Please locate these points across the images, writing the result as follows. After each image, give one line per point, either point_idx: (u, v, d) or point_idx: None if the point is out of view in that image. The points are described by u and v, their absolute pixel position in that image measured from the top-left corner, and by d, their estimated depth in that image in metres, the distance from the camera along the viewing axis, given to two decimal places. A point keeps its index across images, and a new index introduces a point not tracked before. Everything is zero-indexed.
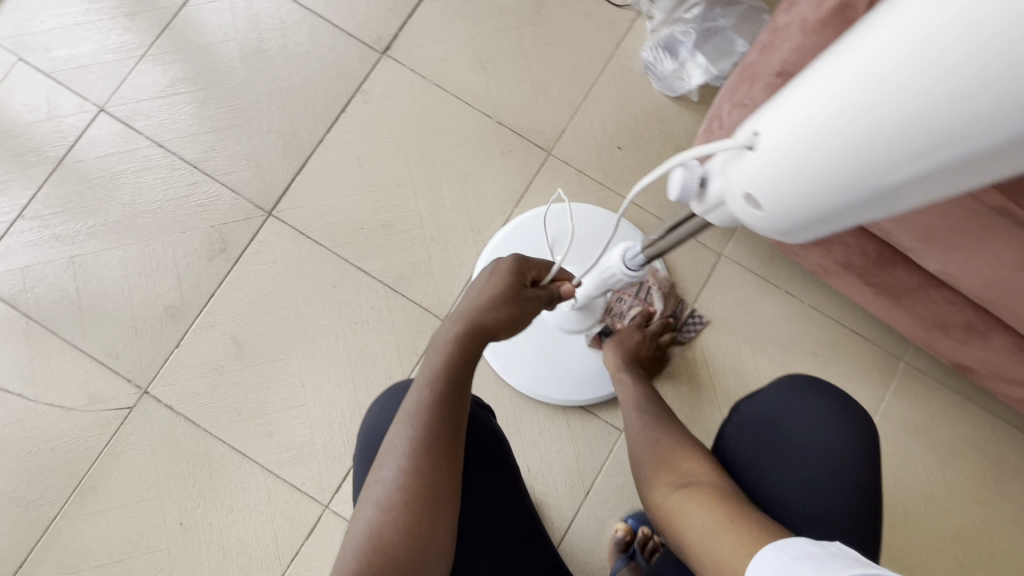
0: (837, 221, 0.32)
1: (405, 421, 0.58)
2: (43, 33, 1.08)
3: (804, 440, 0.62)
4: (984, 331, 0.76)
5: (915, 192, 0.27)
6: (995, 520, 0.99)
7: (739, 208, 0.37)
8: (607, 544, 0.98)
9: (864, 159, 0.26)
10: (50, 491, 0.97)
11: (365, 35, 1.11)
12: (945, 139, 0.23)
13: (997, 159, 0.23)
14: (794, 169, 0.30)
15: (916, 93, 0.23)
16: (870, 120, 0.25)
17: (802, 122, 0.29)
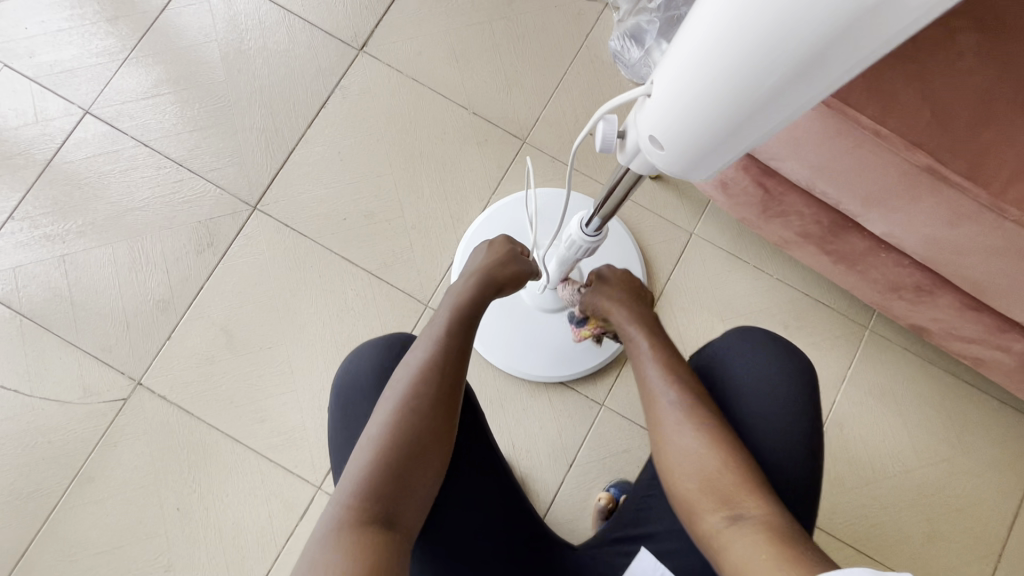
0: (728, 147, 0.39)
1: (407, 367, 0.62)
2: (27, 39, 1.11)
3: (750, 385, 0.66)
4: (932, 290, 0.80)
5: (779, 110, 0.34)
6: (959, 476, 1.04)
7: (654, 149, 0.43)
8: (591, 513, 1.02)
9: (721, 93, 0.34)
10: (49, 483, 1.00)
11: (343, 33, 1.15)
12: (765, 69, 0.31)
13: (823, 73, 0.30)
14: (687, 105, 0.37)
15: (741, 38, 0.30)
16: (730, 55, 0.32)
17: (684, 67, 0.35)
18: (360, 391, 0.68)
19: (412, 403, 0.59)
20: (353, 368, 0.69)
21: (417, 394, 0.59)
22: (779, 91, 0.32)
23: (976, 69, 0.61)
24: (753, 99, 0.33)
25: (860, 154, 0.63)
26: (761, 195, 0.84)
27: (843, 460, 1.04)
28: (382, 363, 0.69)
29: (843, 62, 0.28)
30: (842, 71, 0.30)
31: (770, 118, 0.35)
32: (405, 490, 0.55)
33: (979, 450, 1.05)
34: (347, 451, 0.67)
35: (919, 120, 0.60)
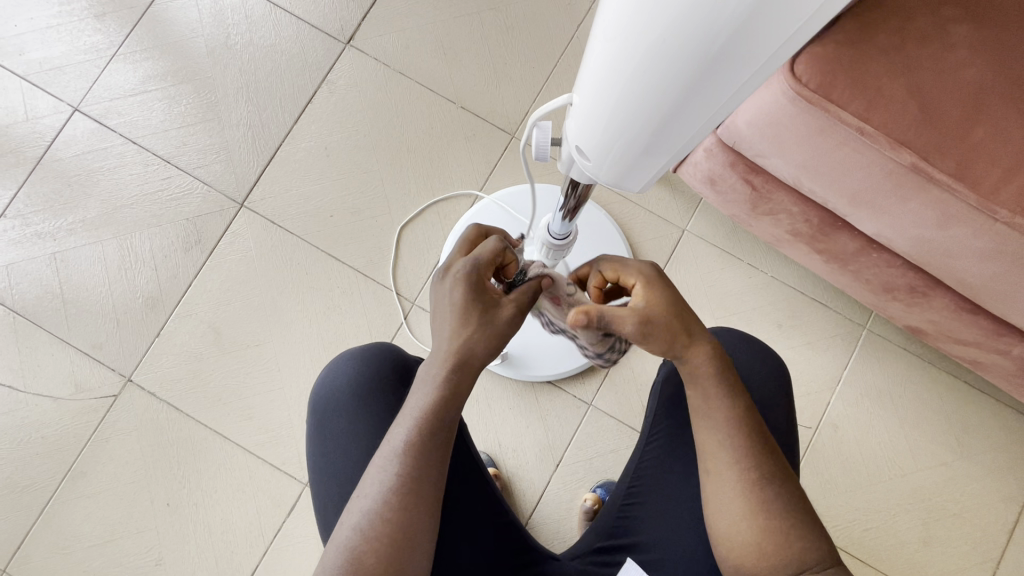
0: (658, 149, 0.38)
1: (389, 453, 0.56)
2: (17, 36, 1.11)
3: None
4: (927, 291, 0.77)
5: (703, 108, 0.33)
6: (958, 480, 1.01)
7: (585, 160, 0.42)
8: (577, 514, 1.01)
9: (638, 97, 0.33)
10: (42, 477, 1.01)
11: (329, 26, 1.14)
12: (674, 68, 0.30)
13: (740, 64, 0.29)
14: (609, 113, 0.36)
15: (644, 42, 0.29)
16: (639, 60, 0.31)
17: (596, 76, 0.35)
18: (338, 406, 0.67)
19: (400, 482, 0.54)
20: (329, 382, 0.68)
21: (397, 480, 0.54)
22: (697, 88, 0.31)
23: (971, 60, 0.58)
24: (672, 100, 0.32)
25: (844, 152, 0.61)
26: (749, 193, 0.81)
27: (837, 464, 1.01)
28: (360, 377, 0.68)
29: (759, 51, 0.27)
30: (758, 62, 0.29)
31: (694, 117, 0.34)
32: (397, 558, 0.53)
33: (980, 454, 1.02)
34: (324, 468, 0.66)
35: (907, 115, 0.57)
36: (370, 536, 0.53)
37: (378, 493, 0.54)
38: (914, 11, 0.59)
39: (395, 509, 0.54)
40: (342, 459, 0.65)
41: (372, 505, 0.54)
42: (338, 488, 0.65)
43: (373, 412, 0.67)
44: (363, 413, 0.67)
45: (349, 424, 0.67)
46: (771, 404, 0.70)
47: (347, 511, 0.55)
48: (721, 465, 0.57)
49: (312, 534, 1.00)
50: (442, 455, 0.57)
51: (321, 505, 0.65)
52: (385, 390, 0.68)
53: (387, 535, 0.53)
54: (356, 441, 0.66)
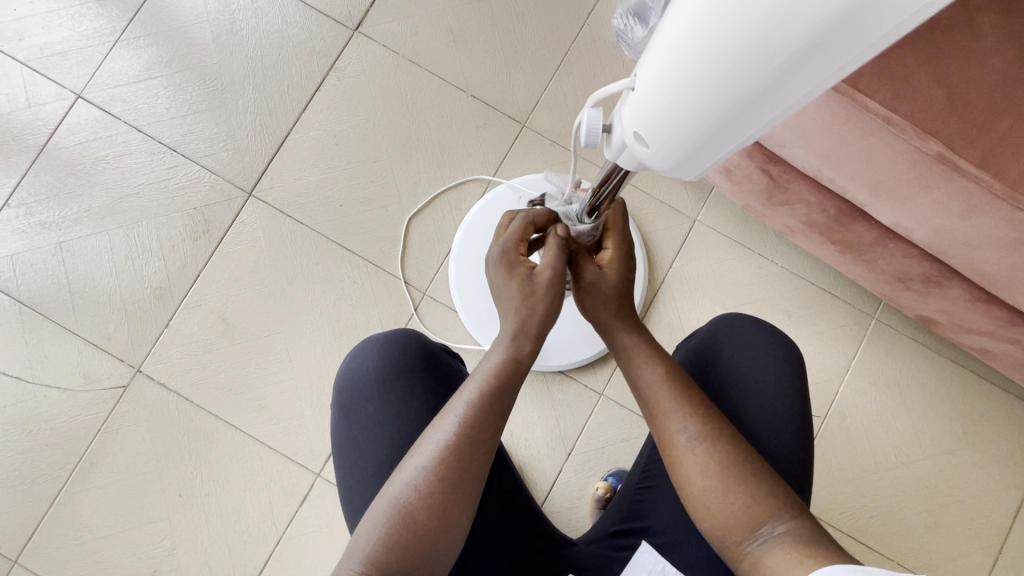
0: (720, 145, 0.37)
1: (451, 411, 0.58)
2: (17, 21, 1.09)
3: (736, 367, 0.71)
4: (942, 281, 0.78)
5: (777, 106, 0.32)
6: (962, 467, 1.03)
7: (642, 147, 0.41)
8: (589, 502, 1.01)
9: (706, 91, 0.33)
10: (53, 468, 1.01)
11: (337, 12, 1.12)
12: (754, 65, 0.29)
13: (827, 63, 0.28)
14: (673, 101, 0.35)
15: (728, 33, 0.29)
16: (720, 47, 0.30)
17: (668, 61, 0.34)
18: (363, 393, 0.67)
19: (462, 444, 0.56)
20: (354, 367, 0.68)
21: (458, 441, 0.56)
22: (780, 84, 0.30)
23: (997, 49, 0.58)
24: (746, 95, 0.31)
25: (868, 143, 0.61)
26: (766, 182, 0.81)
27: (845, 451, 1.02)
28: (385, 363, 0.68)
29: (855, 49, 0.26)
30: (840, 67, 0.28)
31: (764, 116, 0.33)
32: (445, 515, 0.55)
33: (983, 442, 1.03)
34: (350, 452, 0.66)
35: (934, 106, 0.58)
36: (425, 492, 0.55)
37: (433, 452, 0.56)
38: None
39: (450, 469, 0.56)
40: (368, 444, 0.65)
41: (427, 463, 0.56)
42: (362, 475, 0.64)
43: (400, 397, 0.67)
44: (391, 397, 0.67)
45: (374, 410, 0.66)
46: (786, 392, 0.70)
47: (404, 461, 0.57)
48: (666, 425, 0.60)
49: (325, 524, 1.00)
50: (501, 420, 0.59)
51: (346, 492, 0.65)
52: (413, 375, 0.68)
53: (438, 492, 0.55)
54: (383, 426, 0.66)
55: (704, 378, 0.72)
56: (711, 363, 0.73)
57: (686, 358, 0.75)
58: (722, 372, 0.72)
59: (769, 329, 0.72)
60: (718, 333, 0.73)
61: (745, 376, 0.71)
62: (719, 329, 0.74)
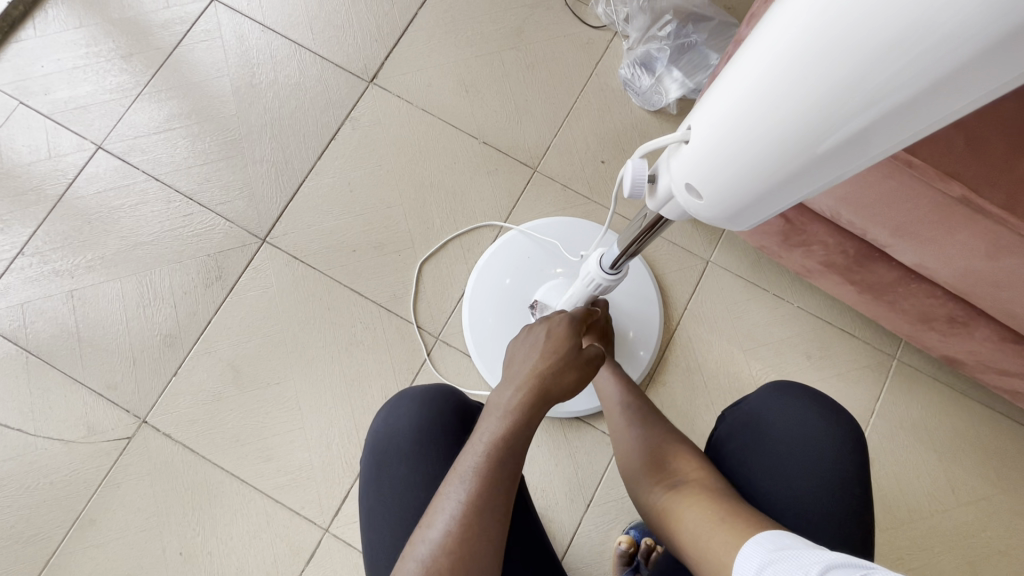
0: (771, 201, 0.37)
1: (459, 480, 0.54)
2: (44, 77, 1.13)
3: (790, 446, 0.65)
4: (968, 321, 0.76)
5: (844, 162, 0.32)
6: (999, 516, 0.98)
7: (693, 198, 0.41)
8: (611, 557, 0.96)
9: (772, 143, 0.33)
10: (49, 526, 0.97)
11: (354, 65, 1.16)
12: (828, 121, 0.29)
13: (906, 123, 0.28)
14: (734, 154, 0.35)
15: (801, 87, 0.29)
16: (791, 99, 0.30)
17: (735, 109, 0.33)
18: (396, 454, 0.65)
19: (473, 514, 0.52)
20: (386, 429, 0.66)
21: (470, 512, 0.52)
22: (852, 141, 0.30)
23: (1011, 94, 0.57)
24: (818, 148, 0.31)
25: (892, 182, 0.61)
26: (782, 225, 0.81)
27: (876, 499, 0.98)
28: (421, 424, 0.66)
29: (936, 112, 0.26)
30: (918, 128, 0.28)
31: (823, 172, 0.33)
32: None
33: (1019, 488, 0.99)
34: (378, 521, 0.63)
35: (952, 150, 0.57)
36: (436, 572, 0.49)
37: (444, 525, 0.51)
38: None
39: (462, 542, 0.50)
40: (398, 515, 0.62)
41: (438, 540, 0.51)
42: (391, 546, 0.62)
43: (436, 461, 0.64)
44: (422, 462, 0.64)
45: (408, 474, 0.64)
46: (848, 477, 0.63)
47: (413, 542, 0.52)
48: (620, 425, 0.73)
49: None
50: (510, 484, 0.54)
51: (371, 559, 0.63)
52: (448, 436, 0.66)
53: (451, 571, 0.49)
54: (413, 494, 0.63)
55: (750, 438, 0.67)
56: (760, 429, 0.67)
57: (732, 424, 0.69)
58: (775, 442, 0.65)
59: (824, 400, 0.66)
60: (767, 406, 0.67)
61: (802, 451, 0.64)
62: (766, 399, 0.68)
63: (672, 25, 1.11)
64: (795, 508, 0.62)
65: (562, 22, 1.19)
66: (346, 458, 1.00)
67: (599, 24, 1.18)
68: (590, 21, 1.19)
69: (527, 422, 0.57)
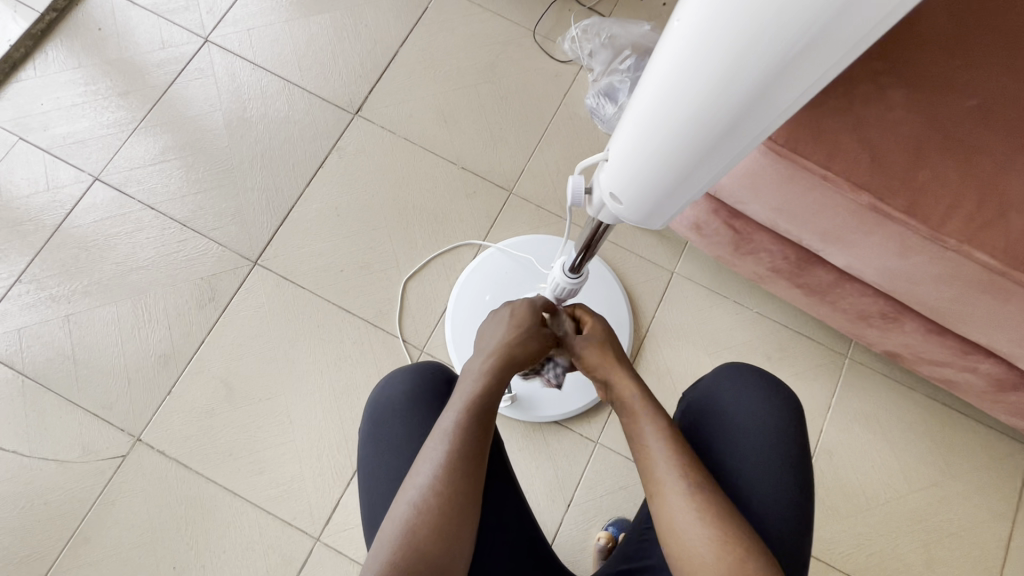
0: (690, 185, 0.46)
1: (441, 434, 0.60)
2: (43, 114, 1.19)
3: (736, 417, 0.72)
4: (898, 317, 0.85)
5: (720, 160, 0.42)
6: (949, 499, 1.06)
7: (619, 204, 0.51)
8: (592, 553, 1.01)
9: (662, 156, 0.43)
10: (43, 546, 0.99)
11: (339, 99, 1.24)
12: (695, 135, 0.39)
13: (748, 129, 0.38)
14: (640, 165, 0.45)
15: (670, 117, 0.39)
16: (666, 125, 0.40)
17: (632, 134, 0.44)
18: (392, 411, 0.71)
19: (455, 460, 0.59)
20: (386, 391, 0.72)
21: (453, 456, 0.59)
22: (717, 146, 0.40)
23: (908, 117, 0.67)
24: (695, 152, 0.41)
25: (815, 194, 0.70)
26: (731, 235, 0.90)
27: (835, 487, 1.05)
28: (416, 386, 0.72)
29: (764, 118, 0.37)
30: (760, 129, 0.38)
31: (736, 143, 0.40)
32: (448, 532, 0.56)
33: (966, 473, 1.07)
34: (375, 470, 0.69)
35: (861, 165, 0.66)
36: (424, 509, 0.56)
37: (430, 471, 0.58)
38: (852, 78, 0.68)
39: (447, 483, 0.58)
40: (393, 465, 0.68)
41: (426, 483, 0.58)
42: (386, 492, 0.67)
43: (429, 417, 0.70)
44: (417, 418, 0.70)
45: (403, 428, 0.70)
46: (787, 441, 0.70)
47: (403, 487, 0.59)
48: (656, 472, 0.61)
49: None
50: (486, 434, 0.62)
51: (368, 509, 0.68)
52: (439, 398, 0.72)
53: (439, 508, 0.57)
54: (408, 444, 0.69)
55: (705, 425, 0.74)
56: (709, 406, 0.74)
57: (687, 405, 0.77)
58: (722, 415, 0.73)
59: (761, 371, 0.74)
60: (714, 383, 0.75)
61: (746, 422, 0.72)
62: (713, 378, 0.76)
63: (631, 59, 1.22)
64: (742, 489, 0.69)
65: (532, 58, 1.29)
66: (336, 468, 1.05)
67: (566, 59, 1.29)
68: (557, 57, 1.29)
69: (497, 386, 0.64)
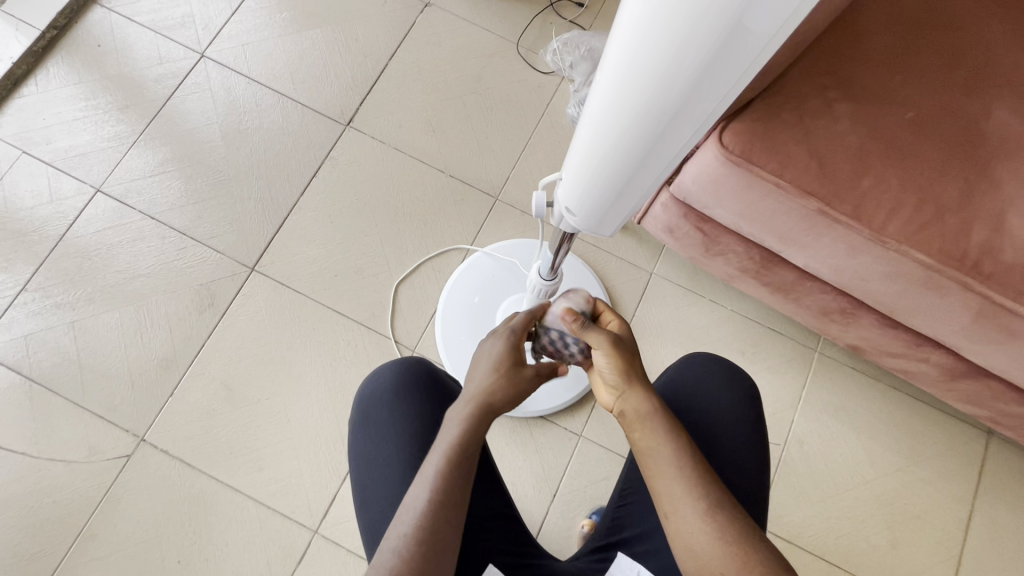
0: (630, 197, 0.56)
1: (424, 483, 0.62)
2: (45, 128, 1.24)
3: (698, 399, 0.79)
4: (856, 312, 0.92)
5: (648, 177, 0.53)
6: (912, 483, 1.12)
7: (575, 216, 0.61)
8: (577, 540, 1.07)
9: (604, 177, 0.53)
10: (52, 543, 1.03)
11: (332, 111, 1.30)
12: (626, 161, 0.50)
13: (665, 153, 0.48)
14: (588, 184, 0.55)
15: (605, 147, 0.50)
16: (602, 153, 0.50)
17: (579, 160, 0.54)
18: (379, 403, 0.76)
19: (438, 509, 0.61)
20: (373, 386, 0.77)
21: (436, 505, 0.61)
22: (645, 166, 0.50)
23: (853, 129, 0.73)
24: (627, 173, 0.51)
25: (770, 201, 0.76)
26: (701, 238, 0.96)
27: (805, 474, 1.11)
28: (400, 380, 0.77)
29: (677, 144, 0.47)
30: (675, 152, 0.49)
31: (658, 163, 0.50)
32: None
33: (928, 458, 1.13)
34: (366, 456, 0.75)
35: (809, 173, 0.72)
36: (406, 557, 0.58)
37: (413, 519, 0.60)
38: (802, 94, 0.74)
39: (429, 528, 0.60)
40: (381, 453, 0.74)
41: (408, 530, 0.60)
42: (374, 480, 0.73)
43: (413, 407, 0.76)
44: (400, 409, 0.76)
45: (390, 418, 0.75)
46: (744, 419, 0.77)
47: (387, 535, 0.60)
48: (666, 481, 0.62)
49: None
50: (466, 482, 0.64)
51: (360, 492, 0.74)
52: (422, 390, 0.77)
53: (422, 555, 0.59)
54: (393, 434, 0.75)
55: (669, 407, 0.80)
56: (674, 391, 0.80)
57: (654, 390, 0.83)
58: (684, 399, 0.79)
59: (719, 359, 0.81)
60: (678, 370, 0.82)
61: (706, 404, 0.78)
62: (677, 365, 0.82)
63: None
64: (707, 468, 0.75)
65: (516, 69, 1.35)
66: (333, 464, 1.10)
67: (548, 70, 1.35)
68: (540, 68, 1.36)
69: (478, 436, 0.65)
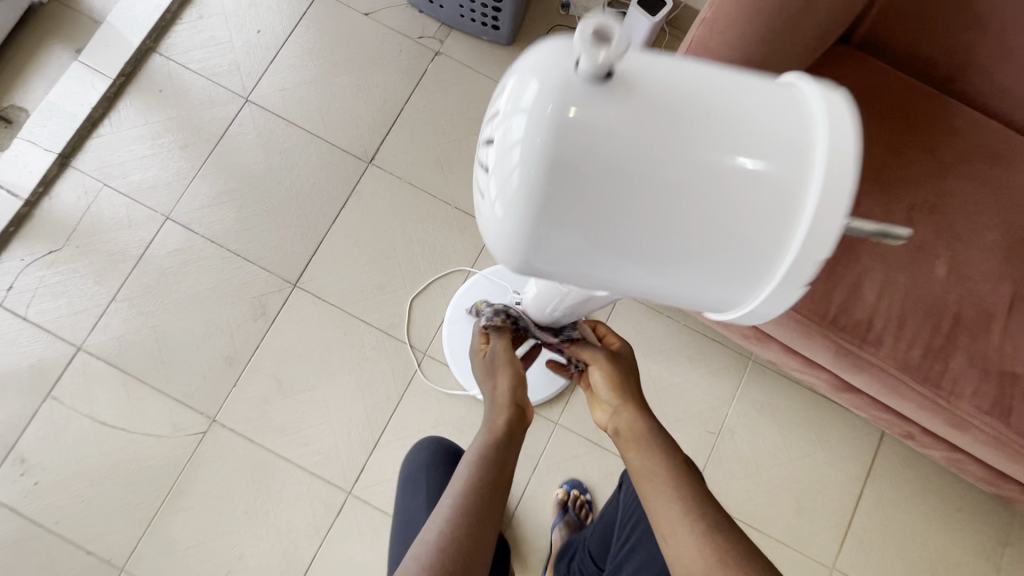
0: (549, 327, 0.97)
1: (460, 477, 0.75)
2: (121, 164, 1.49)
3: None
4: (767, 339, 1.19)
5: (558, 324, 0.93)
6: (818, 465, 1.42)
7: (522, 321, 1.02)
8: (551, 503, 1.39)
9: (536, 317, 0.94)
10: (151, 496, 1.36)
11: (357, 150, 1.54)
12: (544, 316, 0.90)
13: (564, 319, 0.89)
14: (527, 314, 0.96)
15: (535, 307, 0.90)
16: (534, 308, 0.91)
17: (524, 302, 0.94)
18: (419, 470, 1.27)
19: (472, 496, 0.72)
20: (415, 458, 1.29)
21: (470, 492, 0.72)
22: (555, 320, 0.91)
23: None
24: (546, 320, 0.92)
25: None
26: None
27: (733, 457, 1.41)
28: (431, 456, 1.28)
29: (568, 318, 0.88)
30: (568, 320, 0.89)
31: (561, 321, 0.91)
32: (469, 557, 0.67)
33: (833, 446, 1.43)
34: (408, 502, 1.25)
35: None
36: (446, 534, 0.68)
37: (451, 507, 0.71)
38: None
39: (466, 512, 0.70)
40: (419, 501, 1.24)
41: (447, 513, 0.70)
42: (412, 519, 1.22)
43: (439, 473, 1.26)
44: (432, 475, 1.26)
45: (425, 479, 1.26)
46: None
47: (427, 525, 0.70)
48: (656, 491, 0.74)
49: (356, 529, 1.36)
50: (498, 479, 0.76)
51: (404, 521, 1.24)
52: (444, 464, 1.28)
53: (457, 536, 0.68)
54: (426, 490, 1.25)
55: None
56: None
57: None
58: None
59: None
60: None
61: None
62: None
63: None
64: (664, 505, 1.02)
65: None
66: (362, 441, 1.40)
67: None
68: None
69: (504, 443, 0.79)
